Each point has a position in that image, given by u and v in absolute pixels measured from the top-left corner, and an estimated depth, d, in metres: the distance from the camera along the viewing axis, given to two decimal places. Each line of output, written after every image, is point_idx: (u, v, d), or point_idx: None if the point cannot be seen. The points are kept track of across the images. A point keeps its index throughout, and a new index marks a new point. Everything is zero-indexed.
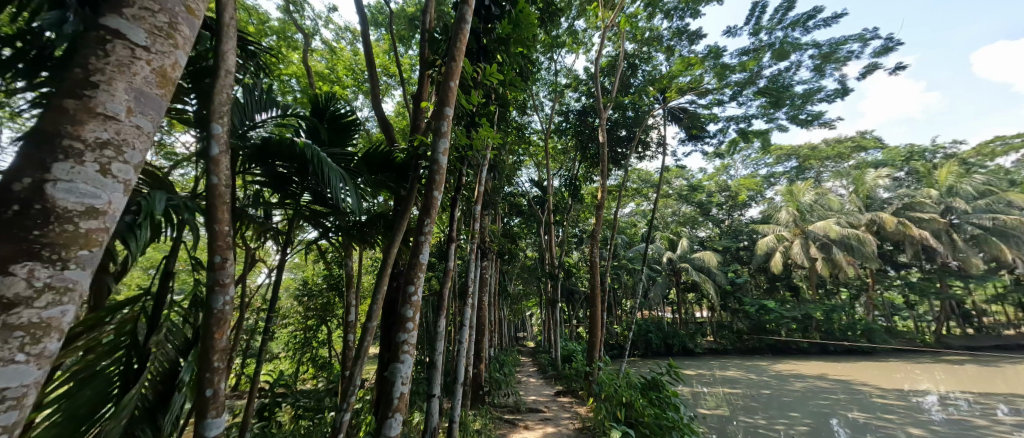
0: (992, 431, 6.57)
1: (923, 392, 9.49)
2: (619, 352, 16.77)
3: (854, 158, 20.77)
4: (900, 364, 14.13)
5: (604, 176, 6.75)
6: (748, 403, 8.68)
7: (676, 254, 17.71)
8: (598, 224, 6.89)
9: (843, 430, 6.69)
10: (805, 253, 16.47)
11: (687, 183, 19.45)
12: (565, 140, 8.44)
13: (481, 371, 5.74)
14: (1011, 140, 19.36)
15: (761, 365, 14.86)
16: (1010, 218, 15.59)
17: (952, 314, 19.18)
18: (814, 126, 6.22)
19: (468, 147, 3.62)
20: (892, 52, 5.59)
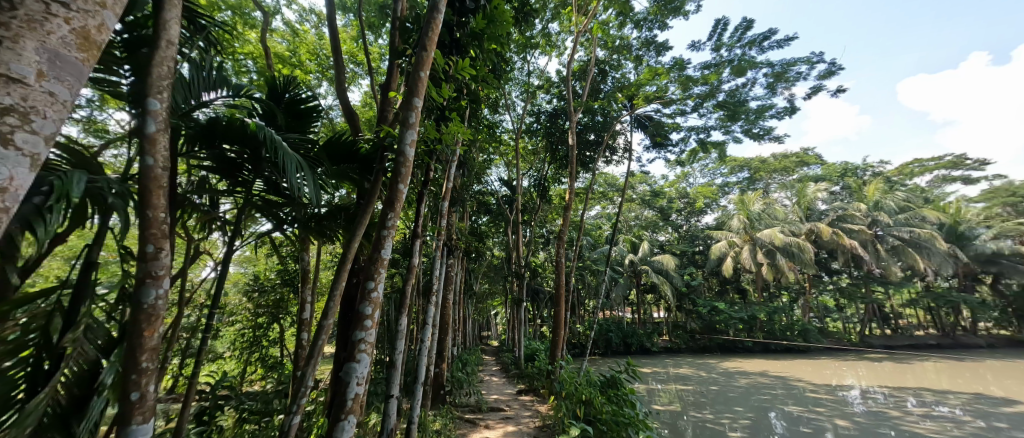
0: (904, 421, 7.39)
1: (848, 387, 10.52)
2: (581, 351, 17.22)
3: (798, 172, 22.64)
4: (829, 361, 15.58)
5: (572, 178, 6.86)
6: (698, 399, 9.22)
7: (637, 257, 18.47)
8: (565, 226, 6.96)
9: (782, 422, 7.26)
10: (753, 259, 17.73)
11: (650, 188, 20.28)
12: (536, 141, 8.51)
13: (444, 372, 5.65)
14: (926, 163, 21.93)
15: (711, 363, 15.83)
16: (923, 231, 17.62)
17: (874, 316, 21.41)
18: (765, 140, 6.69)
19: (436, 140, 3.54)
20: (834, 76, 6.11)
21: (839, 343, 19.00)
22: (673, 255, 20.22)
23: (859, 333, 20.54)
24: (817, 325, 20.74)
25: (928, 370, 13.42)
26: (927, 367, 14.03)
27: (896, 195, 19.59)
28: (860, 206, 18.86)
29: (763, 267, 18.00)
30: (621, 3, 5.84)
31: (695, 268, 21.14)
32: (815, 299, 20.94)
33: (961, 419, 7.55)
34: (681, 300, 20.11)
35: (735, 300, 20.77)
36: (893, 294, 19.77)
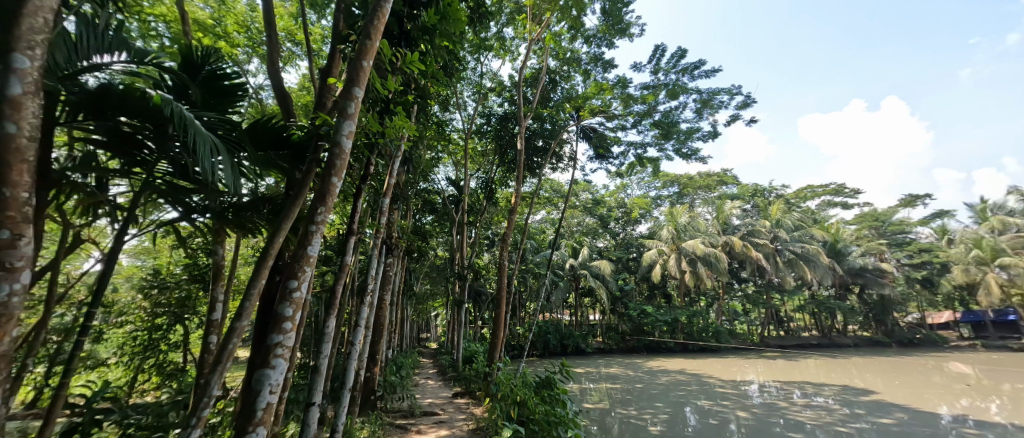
0: (790, 410, 8.58)
1: (749, 382, 11.96)
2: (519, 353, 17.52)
3: (718, 190, 25.36)
4: (736, 360, 17.58)
5: (519, 182, 6.94)
6: (624, 396, 9.86)
7: (577, 262, 19.30)
8: (509, 228, 7.01)
9: (695, 415, 8.04)
10: (678, 267, 19.44)
11: (592, 197, 21.33)
12: (486, 142, 8.51)
13: (376, 376, 5.36)
14: (816, 189, 25.80)
15: (638, 363, 17.03)
16: (811, 247, 20.66)
17: (772, 319, 24.63)
18: (692, 160, 7.38)
19: (379, 134, 3.38)
20: (749, 108, 6.93)
21: (744, 343, 21.55)
22: (610, 261, 21.49)
23: (760, 334, 23.47)
24: (727, 327, 23.31)
25: (810, 366, 15.74)
26: (809, 364, 16.46)
27: (793, 215, 22.79)
28: (766, 223, 21.62)
29: (686, 275, 19.81)
30: (573, 18, 6.08)
31: (629, 273, 22.65)
32: (727, 304, 23.54)
33: (831, 407, 8.98)
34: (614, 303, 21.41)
35: (662, 303, 22.61)
36: (787, 301, 22.91)
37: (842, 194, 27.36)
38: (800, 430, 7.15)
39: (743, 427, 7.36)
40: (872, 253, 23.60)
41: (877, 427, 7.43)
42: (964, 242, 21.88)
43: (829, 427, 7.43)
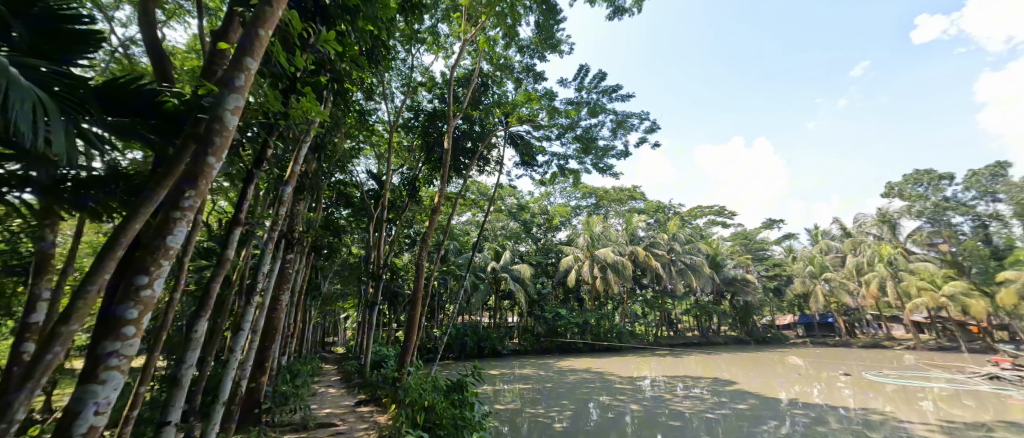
0: (673, 401, 9.80)
1: (643, 378, 13.36)
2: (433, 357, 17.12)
3: (628, 204, 28.11)
4: (634, 358, 19.54)
5: (443, 182, 6.75)
6: (534, 396, 10.27)
7: (499, 265, 19.65)
8: (430, 228, 6.83)
9: (596, 410, 8.69)
10: (590, 272, 20.98)
11: (517, 202, 21.96)
12: (412, 138, 8.19)
13: (263, 389, 4.79)
14: (704, 210, 30.14)
15: (549, 363, 17.92)
16: (699, 259, 23.99)
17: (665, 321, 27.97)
18: (606, 174, 8.01)
19: (281, 116, 3.01)
20: (655, 133, 7.79)
21: (642, 343, 24.09)
22: (530, 265, 22.37)
23: (655, 335, 26.45)
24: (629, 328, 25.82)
25: (692, 362, 18.19)
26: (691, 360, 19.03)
27: (686, 230, 26.23)
28: (665, 236, 24.53)
29: (597, 280, 21.46)
30: (508, 26, 6.20)
31: (547, 277, 23.80)
32: (630, 308, 26.10)
33: (704, 397, 10.46)
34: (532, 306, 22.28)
35: (575, 306, 24.16)
36: (677, 305, 26.25)
37: (724, 215, 32.36)
38: (680, 418, 8.17)
39: (636, 418, 8.16)
40: (742, 266, 28.28)
41: (736, 412, 8.86)
42: (802, 260, 27.47)
43: (701, 414, 8.63)
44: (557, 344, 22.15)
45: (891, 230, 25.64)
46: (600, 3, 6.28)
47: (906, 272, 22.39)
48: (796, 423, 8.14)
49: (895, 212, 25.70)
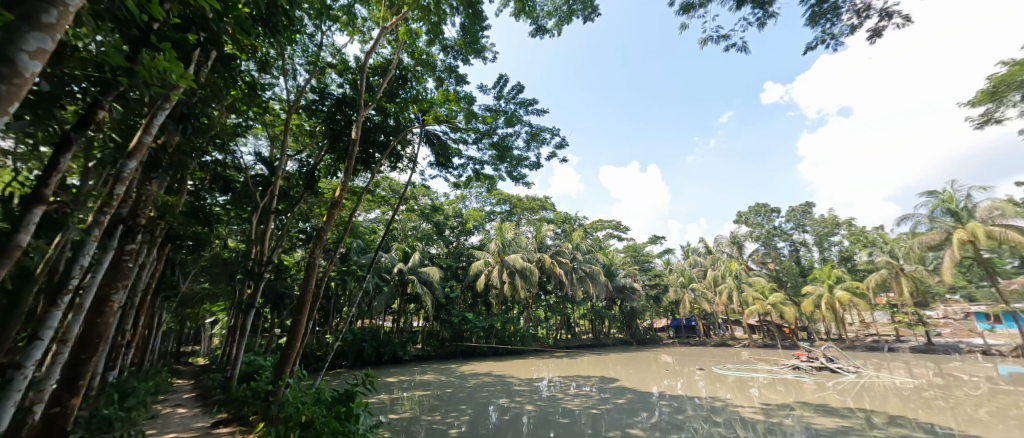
0: (565, 400, 10.52)
1: (541, 379, 14.09)
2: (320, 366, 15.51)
3: (539, 213, 29.80)
4: (534, 360, 20.54)
5: (348, 174, 6.08)
6: (433, 402, 10.07)
7: (406, 267, 19.03)
8: (327, 224, 6.00)
9: (494, 413, 8.88)
10: (499, 277, 21.52)
11: (431, 202, 21.49)
12: (315, 122, 7.33)
13: (76, 414, 3.60)
14: (603, 224, 33.63)
15: (452, 368, 17.76)
16: (596, 267, 26.45)
17: (564, 325, 30.10)
18: (519, 183, 8.31)
19: (125, 73, 2.44)
20: (565, 149, 8.36)
21: (542, 346, 25.52)
22: (440, 267, 22.30)
23: (555, 338, 28.25)
24: (532, 331, 27.13)
25: (585, 363, 19.81)
26: (584, 361, 20.76)
27: (587, 241, 28.66)
28: (569, 245, 26.50)
29: (505, 285, 22.07)
30: (431, 22, 6.04)
31: (456, 281, 23.72)
32: (534, 312, 27.47)
33: (592, 394, 11.47)
34: (438, 310, 21.87)
35: (482, 310, 24.52)
36: (575, 309, 28.50)
37: (620, 230, 36.34)
38: (570, 416, 8.80)
39: (531, 418, 8.54)
40: (631, 275, 32.03)
41: (617, 406, 9.90)
42: (675, 272, 32.19)
43: (588, 410, 9.44)
44: (460, 347, 22.25)
45: (737, 250, 31.21)
46: (524, 19, 6.56)
47: (747, 283, 27.40)
48: (663, 412, 9.42)
49: (743, 236, 31.71)
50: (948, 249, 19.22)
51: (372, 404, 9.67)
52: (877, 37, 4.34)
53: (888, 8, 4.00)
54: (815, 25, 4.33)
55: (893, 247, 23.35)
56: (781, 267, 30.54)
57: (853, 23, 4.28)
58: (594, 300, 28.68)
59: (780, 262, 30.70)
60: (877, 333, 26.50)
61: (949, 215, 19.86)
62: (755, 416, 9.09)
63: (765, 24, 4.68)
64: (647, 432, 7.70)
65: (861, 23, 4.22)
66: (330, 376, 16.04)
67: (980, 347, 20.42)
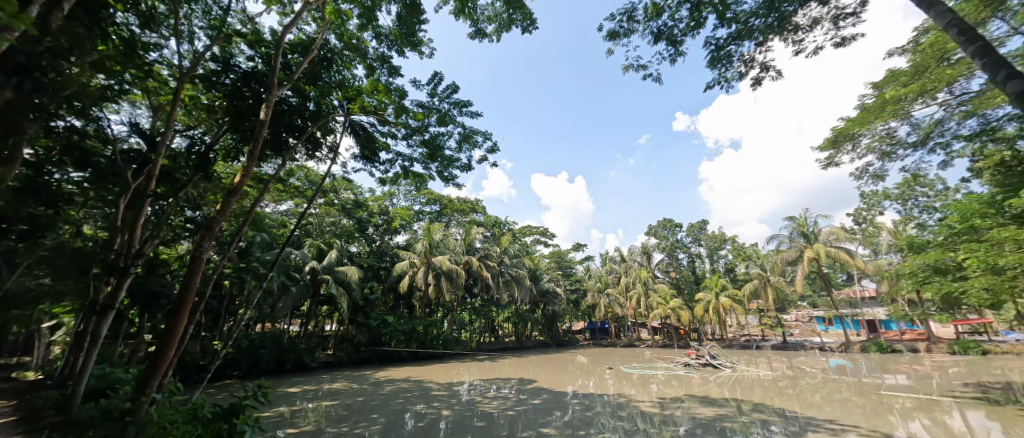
0: (483, 403, 10.59)
1: (460, 383, 14.00)
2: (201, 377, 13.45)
3: (469, 216, 29.86)
4: (455, 364, 20.35)
5: (251, 160, 5.26)
6: (340, 413, 9.38)
7: (321, 266, 17.83)
8: (221, 213, 5.08)
9: (409, 420, 8.56)
10: (423, 279, 20.97)
11: (354, 197, 20.13)
12: (214, 96, 6.32)
13: None
14: (530, 230, 34.97)
15: (366, 375, 16.77)
16: (522, 271, 27.23)
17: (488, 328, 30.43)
18: (449, 184, 8.19)
19: None
20: (496, 155, 8.48)
21: (464, 349, 25.47)
22: (360, 267, 21.29)
23: (478, 341, 28.33)
24: (455, 334, 26.89)
25: (506, 365, 20.19)
26: (505, 363, 21.18)
27: (515, 245, 29.39)
28: (497, 249, 26.88)
29: (430, 287, 21.53)
30: (364, 6, 5.68)
31: (377, 282, 22.54)
32: (458, 315, 27.29)
33: (510, 396, 11.70)
34: (355, 313, 20.49)
35: (404, 313, 23.59)
36: (499, 312, 29.00)
37: (546, 236, 37.97)
38: (487, 418, 8.84)
39: (448, 423, 8.41)
40: (554, 280, 33.59)
41: (533, 407, 10.23)
42: (594, 278, 34.56)
43: (505, 412, 9.61)
44: (377, 352, 21.11)
45: (646, 259, 34.69)
46: (463, 20, 6.52)
47: (653, 289, 30.47)
48: (574, 410, 9.97)
49: (652, 246, 35.31)
50: (800, 264, 23.69)
51: (266, 418, 8.64)
52: (758, 85, 5.16)
53: (767, 62, 4.79)
54: (714, 67, 5.02)
55: (763, 262, 28.08)
56: (680, 276, 34.69)
57: (742, 71, 5.02)
58: (517, 304, 29.51)
59: (680, 272, 34.90)
60: (749, 333, 31.49)
61: (802, 236, 24.14)
62: (652, 409, 10.11)
63: (675, 61, 5.30)
64: (558, 430, 8.07)
65: (748, 71, 4.97)
66: (215, 388, 13.97)
67: (818, 344, 25.46)
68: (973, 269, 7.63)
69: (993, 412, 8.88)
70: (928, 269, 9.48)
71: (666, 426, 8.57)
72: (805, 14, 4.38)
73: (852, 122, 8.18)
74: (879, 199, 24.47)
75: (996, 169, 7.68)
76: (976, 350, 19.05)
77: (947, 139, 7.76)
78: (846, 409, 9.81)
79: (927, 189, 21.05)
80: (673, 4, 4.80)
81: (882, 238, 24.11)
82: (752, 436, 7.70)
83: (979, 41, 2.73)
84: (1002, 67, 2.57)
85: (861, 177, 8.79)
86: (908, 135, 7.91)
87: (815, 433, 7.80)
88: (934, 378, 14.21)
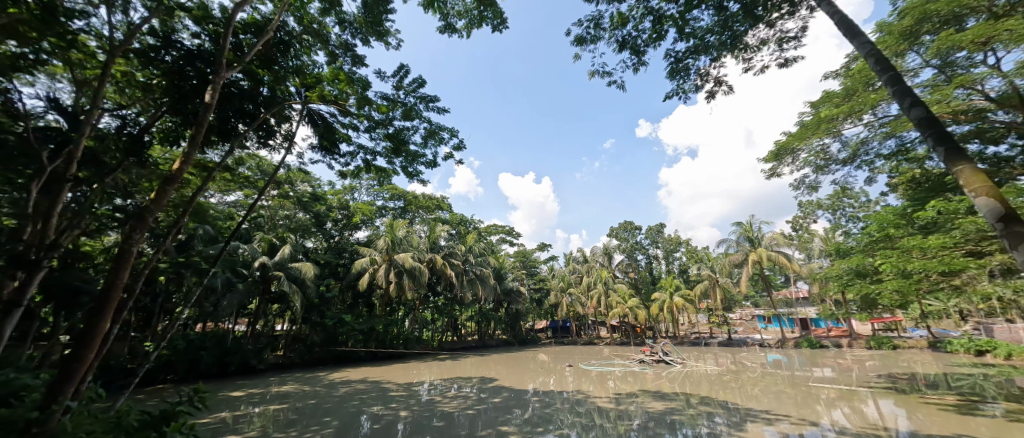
0: (443, 403, 10.47)
1: (420, 383, 13.77)
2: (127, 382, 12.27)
3: (433, 213, 29.43)
4: (415, 364, 19.99)
5: (193, 144, 4.84)
6: (289, 417, 8.92)
7: (272, 262, 16.85)
8: (155, 203, 4.59)
9: (365, 423, 8.30)
10: (384, 276, 20.38)
11: (311, 190, 19.16)
12: (152, 74, 5.73)
13: None
14: (496, 229, 35.03)
15: (320, 376, 16.03)
16: (486, 271, 27.17)
17: (450, 327, 30.17)
18: (414, 179, 8.02)
19: None
20: (463, 152, 8.41)
21: (425, 349, 25.07)
22: (315, 263, 20.26)
23: (440, 340, 28.01)
24: (417, 333, 26.40)
25: (468, 364, 20.10)
26: (467, 362, 21.08)
27: (481, 244, 29.32)
28: (462, 247, 26.66)
29: (391, 285, 20.94)
30: None
31: (334, 279, 21.61)
32: (420, 314, 26.81)
33: (470, 395, 11.66)
34: (309, 312, 19.53)
35: (363, 312, 22.80)
36: (462, 311, 28.83)
37: (512, 236, 38.21)
38: (446, 418, 8.76)
39: (406, 424, 8.24)
40: (518, 279, 33.88)
41: (493, 405, 10.27)
42: (557, 277, 35.25)
43: (465, 411, 9.57)
44: (332, 352, 20.26)
45: (607, 260, 35.86)
46: (433, 13, 6.39)
47: (612, 289, 31.57)
48: (534, 407, 10.12)
49: (613, 248, 36.57)
50: (745, 266, 25.54)
51: (204, 425, 8.01)
52: (712, 98, 5.49)
53: (720, 77, 5.10)
54: (673, 79, 5.27)
55: (714, 264, 29.97)
56: (638, 276, 36.23)
57: (698, 83, 5.30)
58: (481, 303, 29.48)
59: (638, 272, 36.44)
60: (699, 331, 33.49)
61: (747, 240, 26.01)
62: (608, 405, 10.48)
63: (637, 70, 5.51)
64: (517, 428, 8.14)
65: (703, 85, 5.28)
66: (144, 394, 12.77)
67: (759, 341, 27.57)
68: (887, 273, 8.57)
69: (899, 400, 10.06)
70: (851, 273, 10.53)
71: (620, 420, 8.92)
72: (754, 35, 4.71)
73: (792, 137, 8.93)
74: (814, 208, 26.93)
75: (908, 185, 8.67)
76: (889, 345, 21.48)
77: (870, 157, 8.68)
78: (779, 400, 10.70)
79: (853, 200, 23.46)
80: (638, 15, 4.99)
81: (815, 243, 26.55)
82: (698, 427, 8.22)
83: (892, 70, 3.03)
84: (908, 94, 2.87)
85: (799, 188, 9.60)
86: (838, 152, 8.74)
87: (752, 423, 8.44)
88: (854, 370, 15.85)
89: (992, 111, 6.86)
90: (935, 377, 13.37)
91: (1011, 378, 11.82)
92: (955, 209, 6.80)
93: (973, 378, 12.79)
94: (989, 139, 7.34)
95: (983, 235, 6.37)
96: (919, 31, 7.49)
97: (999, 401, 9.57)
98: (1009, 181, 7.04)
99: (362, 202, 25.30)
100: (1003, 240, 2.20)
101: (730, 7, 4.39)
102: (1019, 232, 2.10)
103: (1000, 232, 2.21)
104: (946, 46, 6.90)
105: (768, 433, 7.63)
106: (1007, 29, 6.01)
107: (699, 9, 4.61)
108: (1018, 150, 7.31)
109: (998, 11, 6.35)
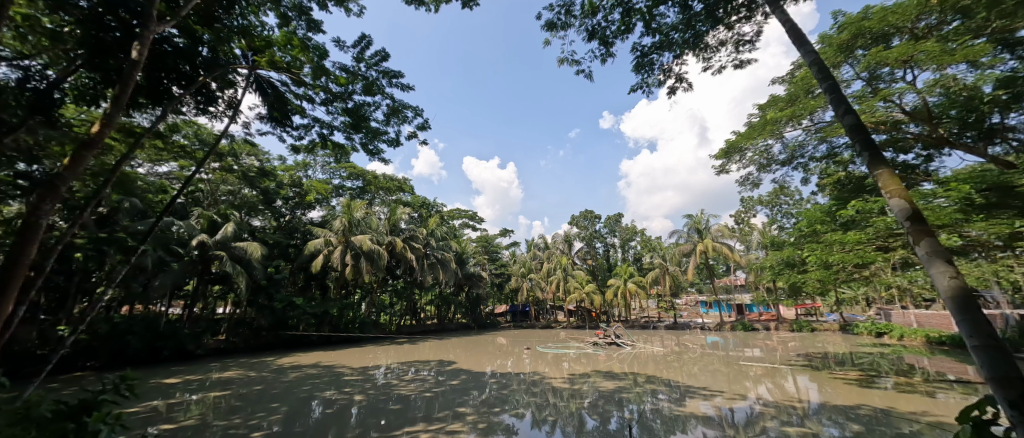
0: (401, 386, 10.39)
1: (377, 367, 13.56)
2: (37, 369, 11.06)
3: (393, 195, 28.60)
4: (373, 348, 19.62)
5: (117, 103, 4.25)
6: (233, 403, 8.48)
7: (213, 240, 15.63)
8: (69, 171, 4.02)
9: (317, 408, 8.06)
10: (340, 258, 19.62)
11: (259, 165, 17.91)
12: (62, 20, 4.87)
13: None
14: (459, 213, 34.82)
15: (267, 362, 15.25)
16: (448, 254, 26.93)
17: (410, 310, 29.95)
18: (375, 157, 7.68)
19: None
20: (427, 132, 8.17)
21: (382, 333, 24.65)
22: (263, 242, 19.08)
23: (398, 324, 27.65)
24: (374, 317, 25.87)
25: (429, 348, 20.01)
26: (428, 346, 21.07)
27: (443, 228, 28.98)
28: (426, 231, 26.19)
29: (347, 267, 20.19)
30: None
31: (284, 260, 20.55)
32: (377, 297, 26.26)
33: (428, 378, 11.66)
34: (255, 293, 18.46)
35: (315, 294, 21.87)
36: (422, 295, 28.63)
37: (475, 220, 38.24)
38: (403, 401, 8.73)
39: (360, 408, 8.10)
40: (479, 264, 33.97)
41: (451, 387, 10.38)
42: (518, 263, 35.86)
43: (422, 394, 9.59)
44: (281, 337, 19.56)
45: (567, 247, 36.89)
46: None
47: (571, 275, 32.64)
48: (491, 389, 10.34)
49: (573, 235, 37.69)
50: (693, 256, 27.36)
51: (133, 414, 7.37)
52: (673, 95, 5.67)
53: (681, 74, 5.29)
54: (638, 72, 5.41)
55: (666, 253, 31.87)
56: (596, 263, 37.86)
57: (661, 79, 5.47)
58: (441, 287, 29.42)
59: (596, 259, 38.02)
60: (649, 315, 35.74)
61: (696, 232, 27.81)
62: (562, 384, 11.00)
63: (605, 61, 5.60)
64: (475, 409, 8.32)
65: (666, 80, 5.44)
66: (58, 382, 11.50)
67: (700, 325, 29.93)
68: (813, 265, 9.58)
69: (814, 375, 11.45)
70: (782, 263, 11.62)
71: (573, 399, 9.36)
72: (715, 35, 4.93)
73: (740, 137, 9.59)
74: (754, 204, 29.37)
75: (834, 186, 9.57)
76: (808, 328, 24.37)
77: (804, 159, 9.55)
78: (715, 377, 11.78)
79: (788, 198, 25.84)
80: (608, 5, 5.03)
81: (755, 237, 29.05)
82: (643, 403, 8.84)
83: (831, 79, 3.28)
84: (844, 103, 3.13)
85: (743, 184, 10.38)
86: (779, 153, 9.52)
87: (691, 399, 9.21)
88: (777, 350, 17.81)
89: (905, 123, 7.77)
90: (842, 355, 15.34)
91: (901, 356, 13.83)
92: (870, 209, 7.63)
93: (873, 356, 14.80)
94: (901, 148, 8.31)
95: (890, 233, 7.21)
96: (854, 45, 8.25)
97: (890, 375, 11.19)
98: (913, 186, 8.07)
99: (316, 179, 24.01)
100: (909, 238, 2.49)
101: (696, 7, 4.57)
102: (925, 230, 2.38)
103: (908, 229, 2.49)
104: (875, 62, 7.64)
105: (705, 407, 8.40)
106: (923, 50, 6.93)
107: (665, 5, 4.73)
108: (922, 159, 8.38)
109: (918, 33, 7.39)
